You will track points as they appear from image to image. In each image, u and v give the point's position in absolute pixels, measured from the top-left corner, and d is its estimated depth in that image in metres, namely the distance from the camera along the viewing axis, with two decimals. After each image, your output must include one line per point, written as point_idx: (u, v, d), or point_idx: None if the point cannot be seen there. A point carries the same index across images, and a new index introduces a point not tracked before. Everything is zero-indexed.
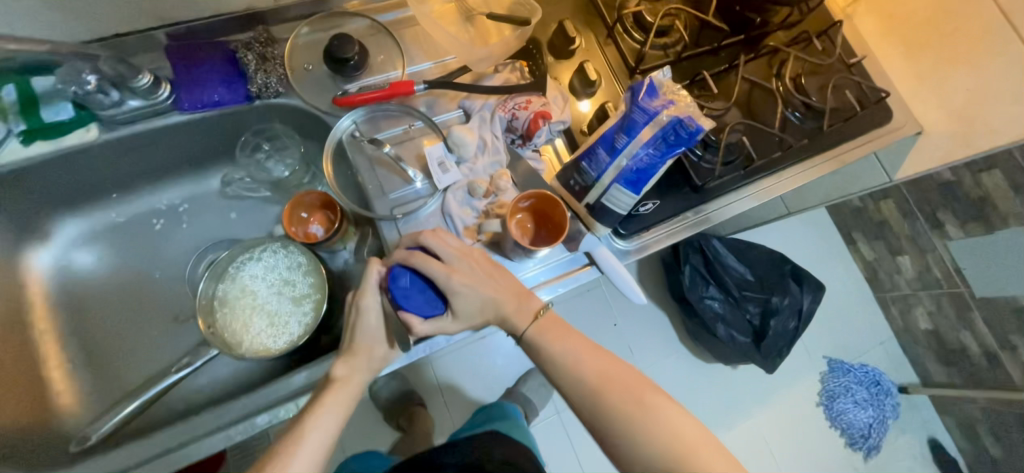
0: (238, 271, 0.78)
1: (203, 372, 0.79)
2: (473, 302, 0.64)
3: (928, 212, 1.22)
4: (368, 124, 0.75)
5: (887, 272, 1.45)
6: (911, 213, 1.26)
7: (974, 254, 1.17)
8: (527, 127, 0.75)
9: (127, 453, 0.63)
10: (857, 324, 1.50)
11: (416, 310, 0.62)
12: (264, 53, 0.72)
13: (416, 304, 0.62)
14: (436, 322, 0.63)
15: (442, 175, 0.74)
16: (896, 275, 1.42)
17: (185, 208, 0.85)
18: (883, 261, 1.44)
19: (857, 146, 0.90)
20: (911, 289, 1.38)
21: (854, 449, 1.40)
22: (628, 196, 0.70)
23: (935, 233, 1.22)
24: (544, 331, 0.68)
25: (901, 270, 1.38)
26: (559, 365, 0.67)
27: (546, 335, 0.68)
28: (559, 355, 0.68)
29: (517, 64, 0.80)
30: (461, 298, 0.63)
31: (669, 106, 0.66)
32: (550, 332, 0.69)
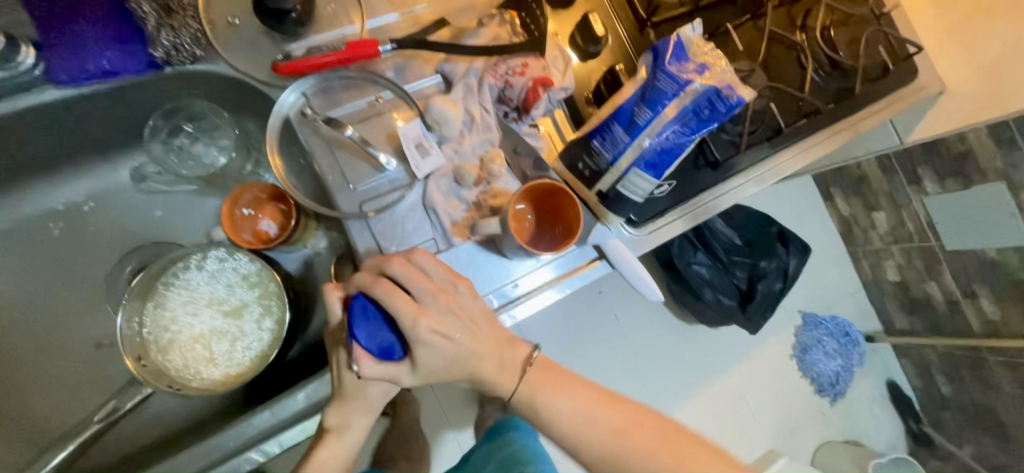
0: (171, 287, 0.62)
1: (147, 406, 0.66)
2: (436, 356, 0.52)
3: (907, 168, 1.09)
4: (321, 97, 0.59)
5: (862, 229, 1.31)
6: (891, 170, 1.12)
7: (952, 212, 1.06)
8: (525, 97, 0.61)
9: None
10: (842, 273, 1.39)
11: (370, 350, 0.50)
12: (169, 2, 0.54)
13: (370, 344, 0.50)
14: (389, 371, 0.51)
15: (422, 160, 0.60)
16: (870, 230, 1.29)
17: (91, 207, 0.67)
18: (859, 217, 1.30)
19: (879, 111, 0.80)
20: (883, 243, 1.27)
21: (822, 396, 1.36)
22: (648, 181, 0.59)
23: (912, 189, 1.10)
24: (544, 382, 0.59)
25: (875, 225, 1.26)
26: (568, 432, 0.58)
27: (542, 391, 0.58)
28: (567, 417, 0.58)
29: (506, 15, 0.64)
30: (427, 350, 0.51)
31: (703, 71, 0.54)
32: (545, 384, 0.59)
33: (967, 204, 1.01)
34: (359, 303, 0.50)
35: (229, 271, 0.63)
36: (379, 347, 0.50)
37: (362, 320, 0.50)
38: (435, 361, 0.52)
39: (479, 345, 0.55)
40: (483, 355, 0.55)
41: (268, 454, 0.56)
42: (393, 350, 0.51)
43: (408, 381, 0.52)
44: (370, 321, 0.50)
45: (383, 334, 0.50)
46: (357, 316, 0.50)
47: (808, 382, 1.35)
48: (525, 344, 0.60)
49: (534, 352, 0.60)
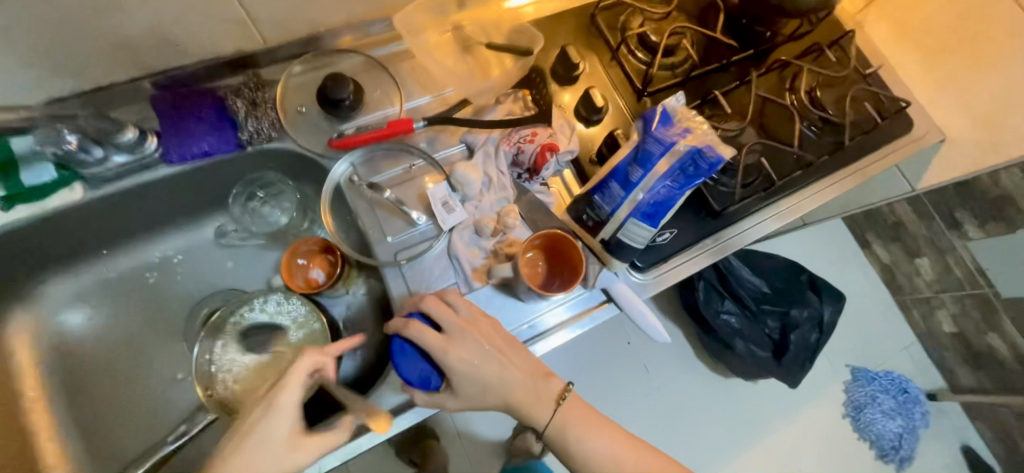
0: (237, 327, 0.73)
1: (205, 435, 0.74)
2: (470, 383, 0.59)
3: (945, 212, 1.16)
4: (366, 166, 0.72)
5: (906, 275, 1.40)
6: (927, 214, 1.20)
7: (1000, 254, 1.12)
8: (534, 161, 0.71)
9: None
10: (884, 328, 1.48)
11: (411, 383, 0.59)
12: (255, 98, 0.69)
13: (413, 377, 0.59)
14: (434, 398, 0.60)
15: (447, 216, 0.70)
16: (915, 277, 1.37)
17: (179, 259, 0.80)
18: (901, 264, 1.39)
19: (879, 161, 0.85)
20: (932, 291, 1.33)
21: (886, 461, 1.36)
22: (645, 229, 0.65)
23: (954, 233, 1.17)
24: (577, 419, 0.64)
25: (921, 272, 1.33)
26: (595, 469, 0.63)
27: (572, 429, 0.64)
28: (597, 455, 0.64)
29: (520, 93, 0.77)
30: (459, 374, 0.58)
31: (686, 134, 0.62)
32: (578, 422, 0.64)
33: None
34: (398, 345, 0.59)
35: (285, 313, 0.73)
36: (418, 380, 0.59)
37: (402, 359, 0.58)
38: (471, 386, 0.59)
39: (509, 374, 0.61)
40: (514, 386, 0.61)
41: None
42: (434, 380, 0.59)
43: (452, 404, 0.60)
44: (406, 359, 0.58)
45: (421, 368, 0.59)
46: (398, 355, 0.58)
47: (869, 444, 1.37)
48: (559, 379, 0.65)
49: (568, 387, 0.65)
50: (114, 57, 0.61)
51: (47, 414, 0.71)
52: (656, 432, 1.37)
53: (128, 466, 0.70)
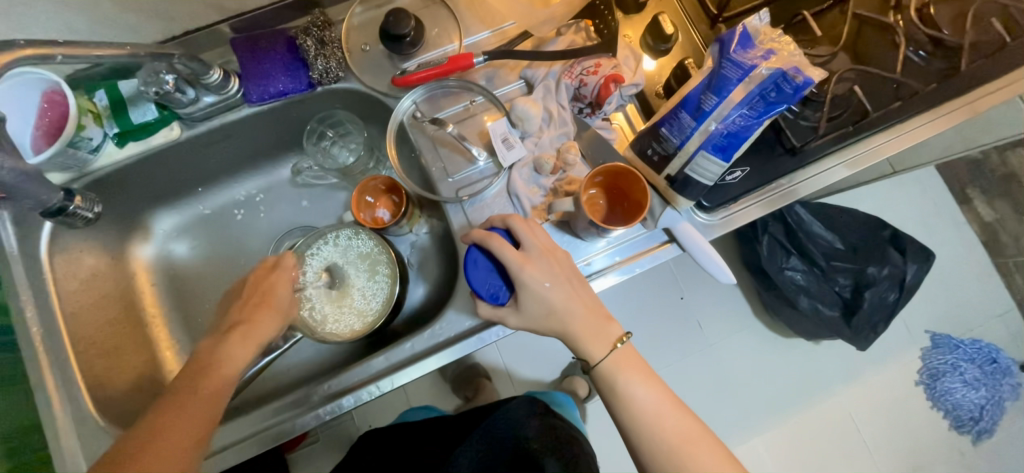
0: (313, 256, 0.80)
1: (291, 353, 0.85)
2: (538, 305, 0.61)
3: None
4: (428, 104, 0.73)
5: (1012, 235, 1.45)
6: None
7: None
8: (597, 94, 0.69)
9: (233, 428, 0.70)
10: (977, 294, 1.50)
11: (480, 294, 0.62)
12: (323, 37, 0.71)
13: (482, 289, 0.62)
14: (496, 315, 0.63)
15: (507, 152, 0.69)
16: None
17: (261, 198, 0.88)
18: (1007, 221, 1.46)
19: (999, 91, 0.74)
20: None
21: (961, 431, 1.41)
22: (716, 164, 0.62)
23: None
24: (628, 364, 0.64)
25: None
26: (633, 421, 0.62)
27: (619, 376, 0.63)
28: (638, 405, 0.62)
29: (582, 23, 0.73)
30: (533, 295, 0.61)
31: (769, 57, 0.57)
32: (626, 369, 0.64)
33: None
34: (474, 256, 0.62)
35: (354, 247, 0.80)
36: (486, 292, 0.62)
37: (477, 269, 0.62)
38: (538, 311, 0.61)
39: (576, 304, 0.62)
40: (578, 315, 0.62)
41: (384, 391, 0.69)
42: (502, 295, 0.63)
43: (513, 321, 0.62)
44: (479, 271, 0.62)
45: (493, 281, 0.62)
46: (473, 266, 0.62)
47: (944, 414, 1.41)
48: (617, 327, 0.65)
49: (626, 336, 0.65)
50: (196, 2, 0.64)
51: (166, 328, 0.83)
52: (706, 386, 1.39)
53: None
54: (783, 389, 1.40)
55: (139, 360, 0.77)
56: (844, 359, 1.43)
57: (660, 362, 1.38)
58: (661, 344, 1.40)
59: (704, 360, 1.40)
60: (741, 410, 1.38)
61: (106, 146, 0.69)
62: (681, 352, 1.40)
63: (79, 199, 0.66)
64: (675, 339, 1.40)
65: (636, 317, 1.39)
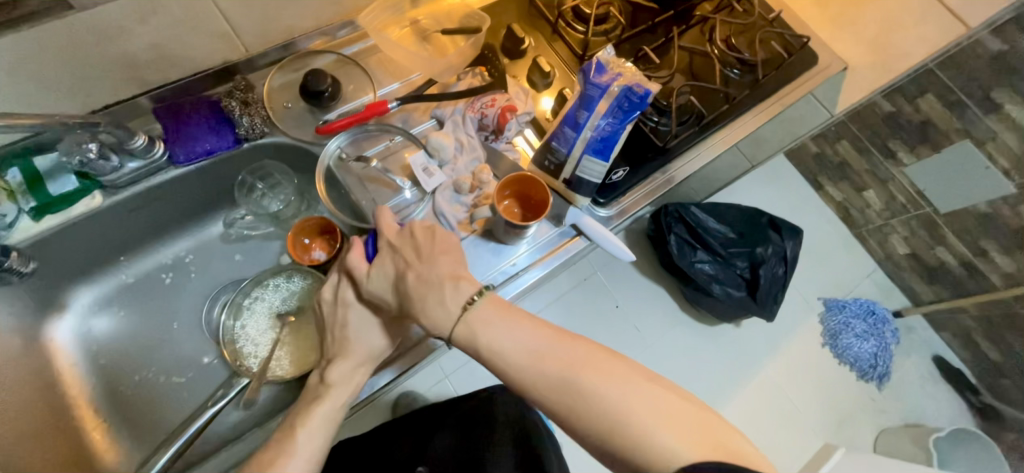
0: (253, 303, 0.82)
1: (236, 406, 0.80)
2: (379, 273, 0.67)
3: (881, 143, 1.62)
4: (352, 147, 0.82)
5: (858, 209, 1.82)
6: (866, 148, 1.66)
7: (928, 174, 1.54)
8: (497, 122, 0.82)
9: None
10: (847, 262, 1.87)
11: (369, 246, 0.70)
12: (246, 98, 0.77)
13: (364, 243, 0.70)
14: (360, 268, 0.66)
15: (428, 179, 0.80)
16: (867, 209, 1.79)
17: (191, 258, 0.88)
18: (851, 199, 1.82)
19: (793, 90, 1.01)
20: (884, 220, 1.75)
21: (867, 380, 1.75)
22: (599, 164, 0.77)
23: (893, 162, 1.61)
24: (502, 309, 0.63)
25: (870, 203, 1.76)
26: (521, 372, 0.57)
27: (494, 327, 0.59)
28: (520, 348, 0.58)
29: (477, 70, 0.88)
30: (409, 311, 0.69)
31: (618, 78, 0.74)
32: (497, 317, 0.60)
33: (952, 167, 1.47)
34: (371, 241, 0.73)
35: (293, 289, 0.83)
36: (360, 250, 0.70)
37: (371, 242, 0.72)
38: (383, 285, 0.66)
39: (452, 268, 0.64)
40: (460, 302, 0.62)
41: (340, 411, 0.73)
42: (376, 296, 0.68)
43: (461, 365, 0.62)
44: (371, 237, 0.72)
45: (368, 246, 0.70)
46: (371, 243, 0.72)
47: (849, 367, 1.75)
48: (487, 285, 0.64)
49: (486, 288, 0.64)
50: (116, 75, 0.69)
51: (91, 408, 0.78)
52: None
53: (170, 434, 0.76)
54: (718, 370, 1.72)
55: (58, 442, 0.71)
56: (763, 335, 1.77)
57: None
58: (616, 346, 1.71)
59: (646, 354, 1.71)
60: None
61: (21, 221, 0.69)
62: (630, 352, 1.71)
63: (15, 256, 0.66)
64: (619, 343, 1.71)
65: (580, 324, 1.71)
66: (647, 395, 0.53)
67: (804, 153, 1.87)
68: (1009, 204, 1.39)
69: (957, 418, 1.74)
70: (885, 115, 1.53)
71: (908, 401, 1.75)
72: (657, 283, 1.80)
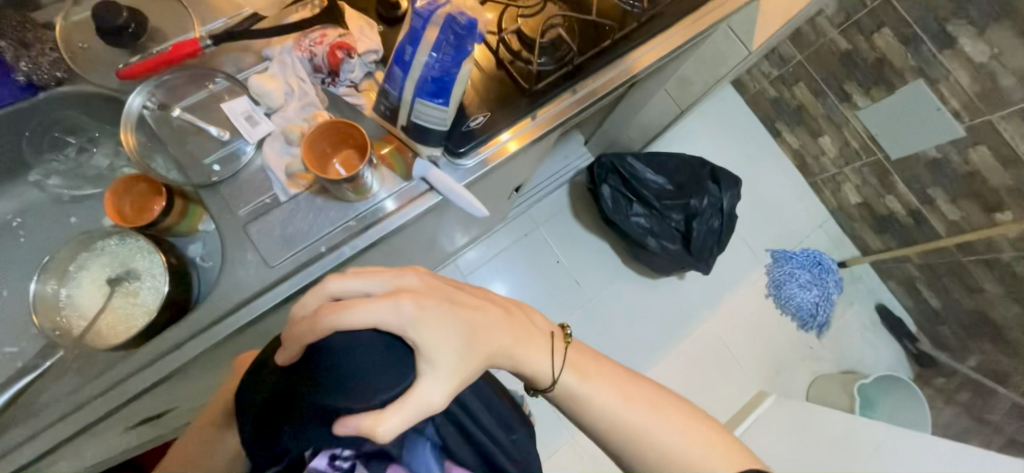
0: (82, 269, 0.76)
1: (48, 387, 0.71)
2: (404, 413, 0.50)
3: (836, 87, 1.55)
4: (162, 93, 0.73)
5: (814, 157, 1.77)
6: (823, 92, 1.60)
7: (880, 116, 1.49)
8: (328, 62, 0.73)
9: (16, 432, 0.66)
10: (800, 213, 1.84)
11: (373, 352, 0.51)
12: (22, 38, 0.69)
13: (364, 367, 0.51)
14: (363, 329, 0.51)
15: (251, 128, 0.72)
16: (821, 157, 1.74)
17: (19, 222, 0.81)
18: (808, 146, 1.76)
19: (692, 24, 0.90)
20: (837, 168, 1.71)
21: (806, 329, 1.75)
22: (434, 108, 0.68)
23: (846, 105, 1.55)
24: (475, 315, 0.60)
25: (824, 150, 1.71)
26: (442, 367, 0.53)
27: (485, 333, 0.60)
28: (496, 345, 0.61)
29: (316, 1, 0.77)
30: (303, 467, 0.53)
31: (444, 4, 0.63)
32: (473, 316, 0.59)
33: (905, 108, 1.41)
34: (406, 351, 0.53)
35: (126, 252, 0.76)
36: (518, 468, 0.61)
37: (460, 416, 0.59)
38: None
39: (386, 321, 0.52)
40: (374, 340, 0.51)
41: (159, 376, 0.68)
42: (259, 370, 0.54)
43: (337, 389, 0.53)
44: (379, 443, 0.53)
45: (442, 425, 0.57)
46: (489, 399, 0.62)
47: (790, 318, 1.75)
48: (541, 318, 0.72)
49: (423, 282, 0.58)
50: None
51: None
52: (585, 332, 1.66)
53: None
54: (659, 322, 1.70)
55: None
56: (706, 290, 1.75)
57: (551, 317, 1.65)
58: (554, 302, 1.67)
59: (585, 308, 1.68)
60: (627, 352, 1.66)
61: None
62: (569, 305, 1.68)
63: None
64: (556, 298, 1.68)
65: (517, 277, 1.67)
66: (610, 377, 0.70)
67: (762, 97, 1.80)
68: (958, 149, 1.36)
69: (894, 366, 1.76)
70: (840, 54, 1.48)
71: (849, 351, 1.77)
72: (600, 238, 1.75)
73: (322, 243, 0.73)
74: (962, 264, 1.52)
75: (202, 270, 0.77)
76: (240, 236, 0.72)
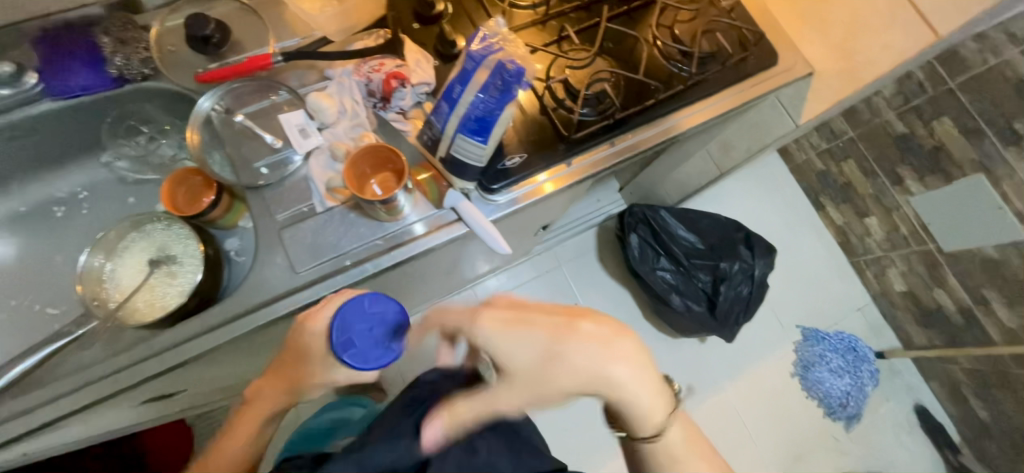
0: (129, 246, 0.81)
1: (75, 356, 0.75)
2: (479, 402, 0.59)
3: (887, 169, 1.50)
4: (230, 99, 0.79)
5: (858, 236, 1.69)
6: (873, 172, 1.54)
7: (935, 205, 1.42)
8: (382, 89, 0.77)
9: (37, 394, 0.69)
10: (838, 293, 1.74)
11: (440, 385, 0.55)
12: (123, 37, 0.77)
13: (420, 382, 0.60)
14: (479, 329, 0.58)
15: (303, 140, 0.77)
16: (866, 237, 1.66)
17: (84, 195, 0.89)
18: (852, 224, 1.69)
19: (742, 90, 0.90)
20: (883, 251, 1.62)
21: (834, 418, 1.63)
22: (473, 145, 0.70)
23: (899, 189, 1.49)
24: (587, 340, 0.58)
25: (870, 231, 1.63)
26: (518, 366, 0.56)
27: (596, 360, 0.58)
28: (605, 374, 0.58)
29: (381, 32, 0.84)
30: None
31: (497, 51, 0.67)
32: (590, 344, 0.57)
33: (963, 200, 1.34)
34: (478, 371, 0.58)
35: (167, 236, 0.81)
36: None
37: None
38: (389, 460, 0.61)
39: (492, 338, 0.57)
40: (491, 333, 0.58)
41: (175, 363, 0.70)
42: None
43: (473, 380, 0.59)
44: None
45: None
46: None
47: (816, 402, 1.63)
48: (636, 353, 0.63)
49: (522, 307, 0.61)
50: None
51: None
52: None
53: None
54: (673, 384, 1.63)
55: None
56: (728, 357, 1.67)
57: None
58: None
59: None
60: None
61: None
62: None
63: None
64: None
65: None
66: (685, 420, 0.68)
67: (808, 168, 1.76)
68: (1020, 252, 1.27)
69: None
70: (895, 137, 1.44)
71: (880, 450, 1.62)
72: (622, 286, 1.72)
73: (349, 256, 0.75)
74: (1016, 376, 1.39)
75: (234, 263, 0.82)
76: (274, 241, 0.75)
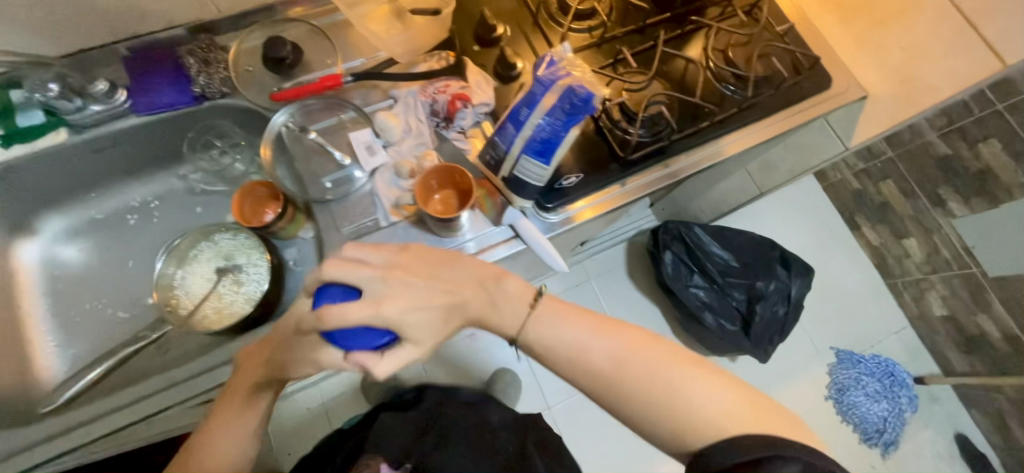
0: (197, 254, 0.85)
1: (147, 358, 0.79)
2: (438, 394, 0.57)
3: (929, 190, 1.48)
4: (301, 117, 0.82)
5: (896, 258, 1.66)
6: (913, 193, 1.52)
7: (981, 229, 1.38)
8: (446, 109, 0.81)
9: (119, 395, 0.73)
10: (874, 315, 1.71)
11: None
12: (207, 58, 0.81)
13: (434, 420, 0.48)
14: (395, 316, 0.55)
15: (369, 157, 0.80)
16: (905, 259, 1.63)
17: (155, 204, 0.95)
18: (890, 245, 1.66)
19: (796, 113, 0.91)
20: (923, 274, 1.58)
21: (870, 445, 1.58)
22: (537, 166, 0.72)
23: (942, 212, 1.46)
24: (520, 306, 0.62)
25: (909, 253, 1.60)
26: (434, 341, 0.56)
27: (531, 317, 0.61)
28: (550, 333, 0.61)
29: (444, 54, 0.86)
30: None
31: (567, 76, 0.69)
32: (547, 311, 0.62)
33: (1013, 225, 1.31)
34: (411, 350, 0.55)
35: (236, 246, 0.85)
36: None
37: None
38: None
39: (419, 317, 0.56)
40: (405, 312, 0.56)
41: None
42: None
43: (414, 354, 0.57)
44: None
45: None
46: None
47: (851, 427, 1.59)
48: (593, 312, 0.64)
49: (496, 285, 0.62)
50: (89, 23, 0.75)
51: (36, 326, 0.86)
52: None
53: (94, 361, 0.82)
54: None
55: None
56: (761, 378, 1.64)
57: None
58: None
59: None
60: None
61: None
62: None
63: None
64: None
65: None
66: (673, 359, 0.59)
67: (843, 187, 1.74)
68: None
69: None
70: (938, 158, 1.41)
71: None
72: (652, 302, 1.71)
73: None
74: None
75: (293, 273, 0.87)
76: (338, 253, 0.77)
